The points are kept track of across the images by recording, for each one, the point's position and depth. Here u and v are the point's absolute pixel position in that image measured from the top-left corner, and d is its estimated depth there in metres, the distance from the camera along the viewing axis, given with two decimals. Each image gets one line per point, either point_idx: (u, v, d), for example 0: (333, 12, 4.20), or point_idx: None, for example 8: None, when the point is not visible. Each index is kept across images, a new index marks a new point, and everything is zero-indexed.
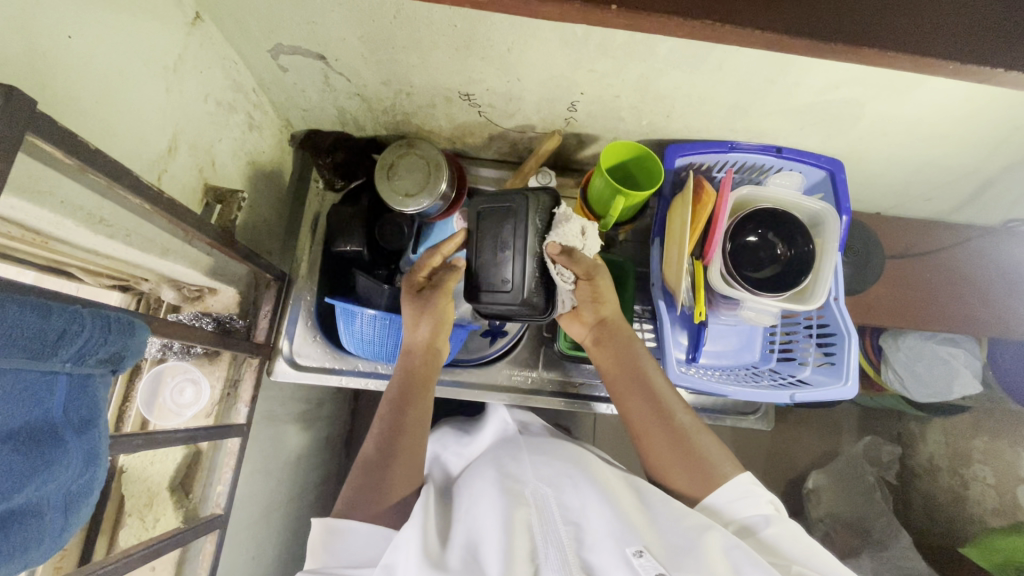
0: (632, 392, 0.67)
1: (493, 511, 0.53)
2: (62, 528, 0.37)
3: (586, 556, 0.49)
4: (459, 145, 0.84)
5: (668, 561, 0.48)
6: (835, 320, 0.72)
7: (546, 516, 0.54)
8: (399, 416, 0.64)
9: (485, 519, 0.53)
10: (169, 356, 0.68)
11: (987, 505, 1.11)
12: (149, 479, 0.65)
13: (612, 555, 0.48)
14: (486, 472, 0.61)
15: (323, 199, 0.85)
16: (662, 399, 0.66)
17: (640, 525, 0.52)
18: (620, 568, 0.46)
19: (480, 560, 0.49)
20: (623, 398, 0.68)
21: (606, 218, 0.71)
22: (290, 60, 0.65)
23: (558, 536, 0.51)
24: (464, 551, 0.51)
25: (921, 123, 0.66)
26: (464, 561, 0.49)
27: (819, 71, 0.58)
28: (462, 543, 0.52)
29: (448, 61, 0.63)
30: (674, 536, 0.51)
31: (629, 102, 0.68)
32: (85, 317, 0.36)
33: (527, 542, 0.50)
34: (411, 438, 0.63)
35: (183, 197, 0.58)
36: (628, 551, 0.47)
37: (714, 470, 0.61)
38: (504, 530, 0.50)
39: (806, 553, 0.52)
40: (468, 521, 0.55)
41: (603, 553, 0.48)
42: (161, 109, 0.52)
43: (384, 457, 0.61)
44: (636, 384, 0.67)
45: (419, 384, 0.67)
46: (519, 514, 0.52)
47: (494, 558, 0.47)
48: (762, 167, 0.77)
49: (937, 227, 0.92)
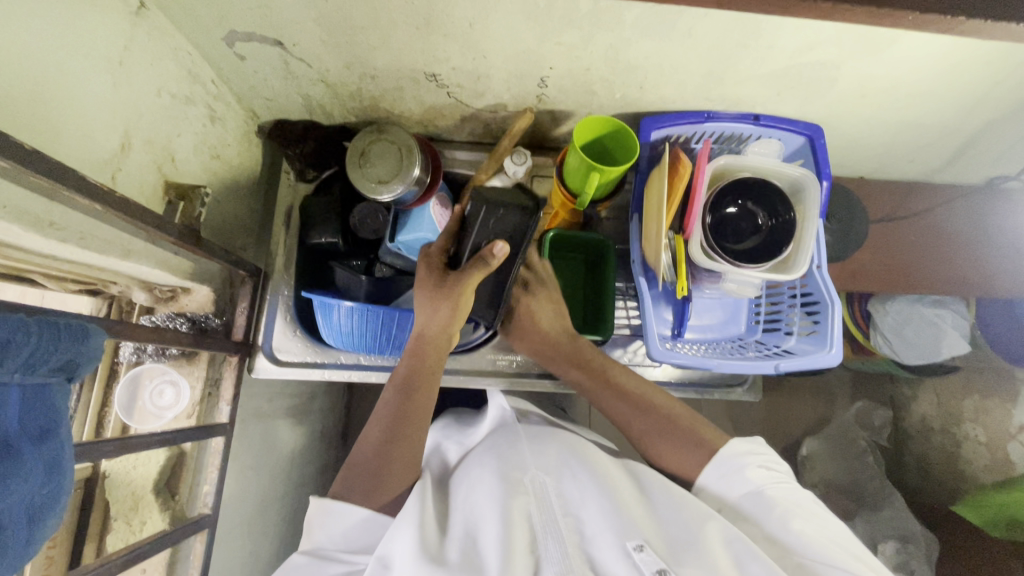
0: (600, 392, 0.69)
1: (491, 500, 0.53)
2: (28, 540, 0.37)
3: (588, 548, 0.49)
4: (431, 128, 0.81)
5: (670, 556, 0.49)
6: (819, 288, 0.71)
7: (546, 505, 0.53)
8: (402, 404, 0.63)
9: (484, 509, 0.52)
10: (145, 359, 0.68)
11: (979, 462, 1.12)
12: (133, 483, 0.64)
13: (612, 549, 0.48)
14: (485, 458, 0.61)
15: (295, 191, 0.82)
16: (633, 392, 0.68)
17: (640, 517, 0.52)
18: (622, 564, 0.47)
19: (478, 552, 0.49)
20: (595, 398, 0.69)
21: (582, 196, 0.70)
22: (246, 47, 0.62)
23: (558, 526, 0.51)
24: (463, 541, 0.51)
25: (899, 83, 0.64)
26: (463, 553, 0.49)
27: (791, 33, 0.56)
28: (461, 533, 0.52)
29: (409, 40, 0.61)
30: (674, 529, 0.52)
31: (601, 75, 0.66)
32: (31, 324, 0.35)
33: (526, 534, 0.50)
34: (414, 425, 0.62)
35: (142, 197, 0.56)
36: (629, 545, 0.48)
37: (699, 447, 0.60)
38: (502, 523, 0.50)
39: (807, 542, 0.50)
40: (465, 509, 0.55)
41: (603, 546, 0.49)
42: (109, 105, 0.50)
43: (383, 443, 0.60)
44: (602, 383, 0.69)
45: (423, 367, 0.65)
46: (518, 504, 0.52)
47: (493, 553, 0.48)
48: (739, 136, 0.75)
49: (921, 189, 0.90)
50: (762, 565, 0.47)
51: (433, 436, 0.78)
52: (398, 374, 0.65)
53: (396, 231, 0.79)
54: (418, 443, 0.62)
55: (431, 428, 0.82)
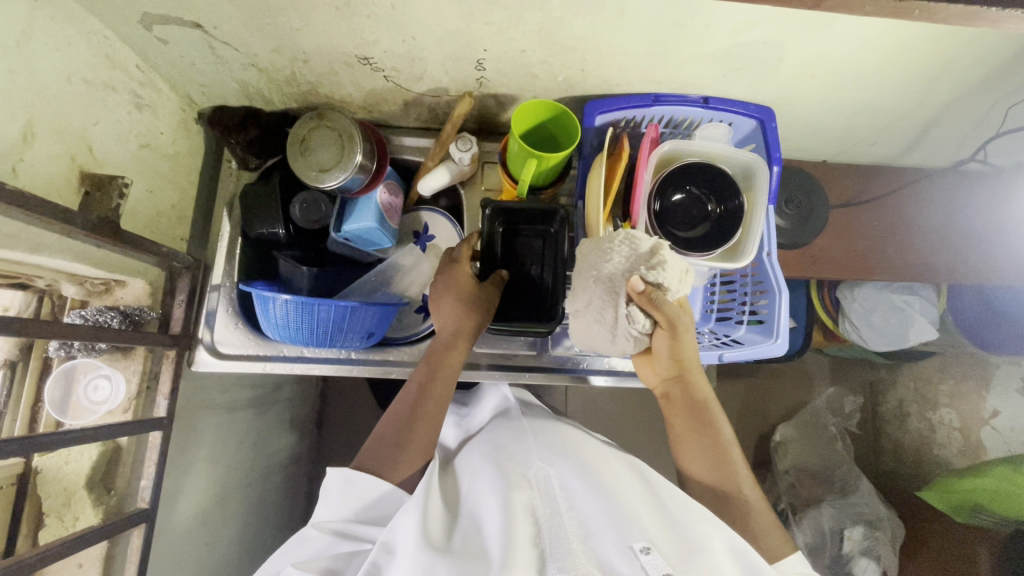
0: (700, 448, 0.66)
1: (495, 497, 0.53)
2: None
3: (590, 545, 0.48)
4: (376, 113, 0.79)
5: (678, 561, 0.47)
6: (767, 276, 0.70)
7: (549, 501, 0.53)
8: (426, 385, 0.67)
9: (487, 502, 0.53)
10: (76, 354, 0.66)
11: (952, 447, 1.11)
12: (64, 480, 0.63)
13: (615, 548, 0.47)
14: (490, 454, 0.62)
15: (238, 180, 0.82)
16: (732, 464, 0.64)
17: (644, 518, 0.51)
18: (625, 561, 0.45)
19: (480, 546, 0.49)
20: (688, 451, 0.67)
21: (521, 184, 0.67)
22: (166, 30, 0.60)
23: (561, 523, 0.50)
24: (465, 535, 0.51)
25: (846, 63, 0.62)
26: (465, 542, 0.50)
27: (726, 11, 0.54)
28: (463, 530, 0.52)
29: (332, 22, 0.58)
30: (681, 531, 0.51)
31: (538, 57, 0.63)
32: None
33: (529, 528, 0.49)
34: (433, 409, 0.66)
35: (52, 188, 0.54)
36: (635, 547, 0.46)
37: (766, 543, 0.60)
38: (505, 516, 0.50)
39: None
40: (471, 505, 0.55)
41: (605, 544, 0.47)
42: (7, 93, 0.48)
43: (407, 420, 0.64)
44: (707, 441, 0.66)
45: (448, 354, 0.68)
46: (519, 498, 0.53)
47: (495, 545, 0.47)
48: (689, 120, 0.73)
49: (885, 172, 0.88)
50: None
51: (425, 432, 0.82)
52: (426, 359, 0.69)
53: (342, 221, 0.78)
54: (436, 424, 0.65)
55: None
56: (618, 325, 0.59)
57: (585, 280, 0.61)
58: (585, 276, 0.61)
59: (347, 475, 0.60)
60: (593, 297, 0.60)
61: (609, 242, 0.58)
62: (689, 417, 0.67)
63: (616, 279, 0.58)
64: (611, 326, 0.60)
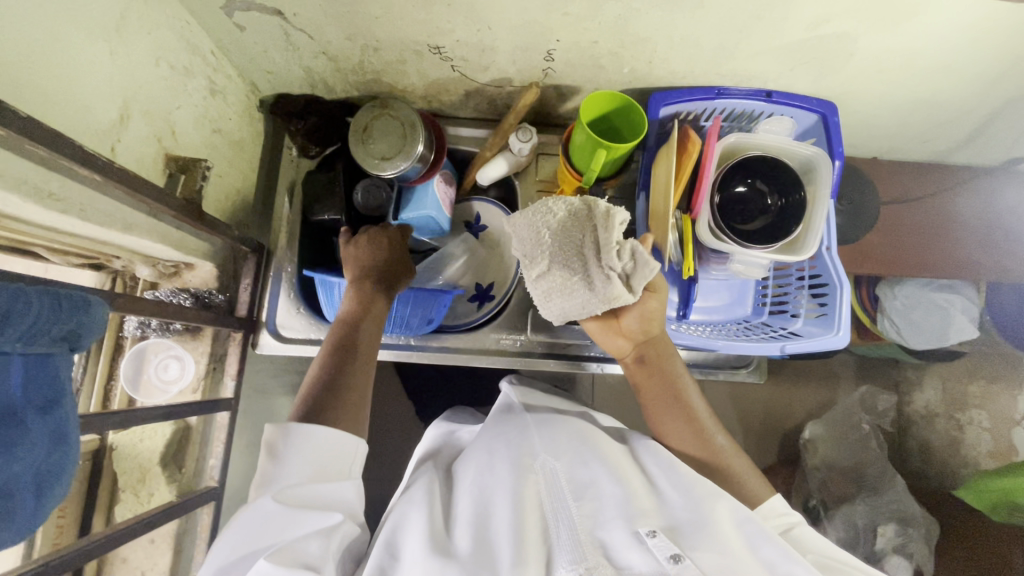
0: (671, 410, 0.65)
1: (502, 492, 0.52)
2: (36, 509, 0.37)
3: (599, 533, 0.48)
4: (435, 104, 0.80)
5: (683, 541, 0.48)
6: (827, 270, 0.71)
7: (556, 489, 0.52)
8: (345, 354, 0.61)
9: (495, 497, 0.52)
10: (149, 334, 0.68)
11: (982, 448, 1.11)
12: (139, 455, 0.65)
13: (623, 533, 0.47)
14: (496, 444, 0.59)
15: (298, 167, 0.82)
16: (704, 422, 0.64)
17: (650, 503, 0.51)
18: (634, 549, 0.46)
19: (489, 539, 0.49)
20: (659, 415, 0.66)
21: (589, 174, 0.68)
22: (246, 17, 0.61)
23: (569, 513, 0.50)
24: (473, 527, 0.50)
25: (915, 57, 0.62)
26: (475, 540, 0.49)
27: (807, 3, 0.54)
28: (469, 519, 0.51)
29: (412, 10, 0.59)
30: (686, 511, 0.51)
31: (609, 49, 0.64)
32: (30, 294, 0.34)
33: (538, 521, 0.50)
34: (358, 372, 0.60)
35: (142, 168, 0.55)
36: (642, 532, 0.48)
37: (748, 494, 0.60)
38: (514, 510, 0.50)
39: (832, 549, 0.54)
40: (473, 494, 0.54)
41: (615, 531, 0.48)
42: (107, 76, 0.49)
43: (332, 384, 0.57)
44: (676, 402, 0.65)
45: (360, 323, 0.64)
46: (526, 491, 0.51)
47: (505, 541, 0.47)
48: (751, 113, 0.74)
49: (935, 170, 0.88)
50: (775, 549, 0.49)
51: (439, 429, 0.78)
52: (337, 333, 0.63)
53: (399, 208, 0.78)
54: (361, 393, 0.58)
55: (436, 421, 0.83)
56: (591, 277, 0.56)
57: (534, 249, 0.58)
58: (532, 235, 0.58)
59: (296, 439, 0.50)
60: (555, 268, 0.57)
61: (534, 207, 0.59)
62: (663, 382, 0.66)
63: (570, 231, 0.57)
64: (586, 280, 0.56)
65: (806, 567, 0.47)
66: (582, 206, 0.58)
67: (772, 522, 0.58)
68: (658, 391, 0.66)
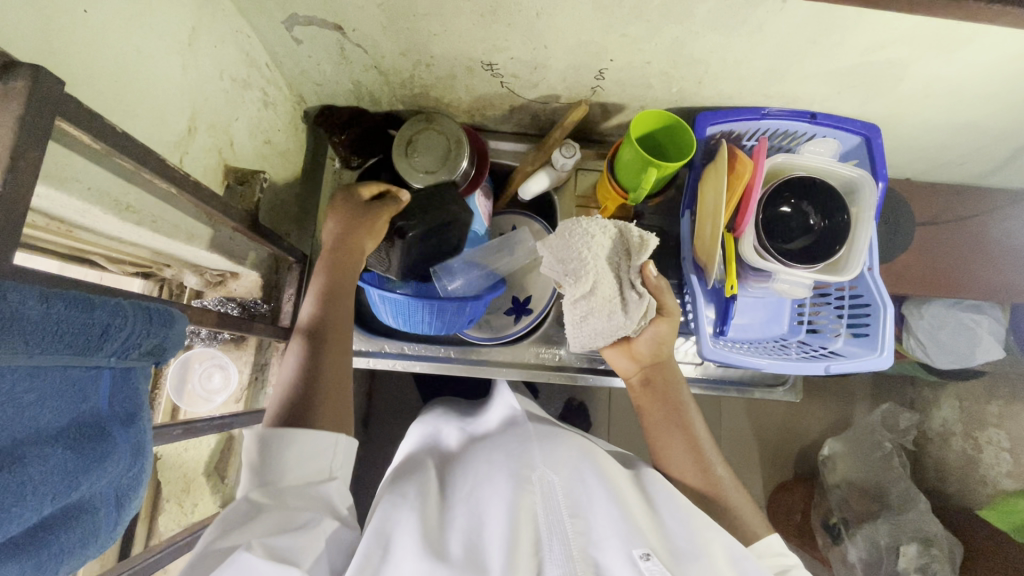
0: (674, 434, 0.64)
1: (500, 502, 0.51)
2: (116, 521, 0.37)
3: (591, 553, 0.48)
4: (478, 117, 0.81)
5: (674, 564, 0.47)
6: (869, 291, 0.71)
7: (553, 505, 0.52)
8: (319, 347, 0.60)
9: (491, 509, 0.51)
10: (195, 343, 0.67)
11: (1001, 469, 1.10)
12: (184, 466, 0.65)
13: (617, 554, 0.47)
14: (495, 456, 0.60)
15: (339, 178, 0.84)
16: (706, 451, 0.64)
17: (646, 524, 0.51)
18: (625, 568, 0.45)
19: (482, 552, 0.48)
20: (663, 439, 0.65)
21: (637, 191, 0.69)
22: (305, 31, 0.61)
23: (564, 528, 0.50)
24: (468, 538, 0.49)
25: (965, 83, 0.63)
26: (467, 549, 0.48)
27: (866, 29, 0.55)
28: (463, 529, 0.51)
29: (472, 28, 0.59)
30: (679, 537, 0.51)
31: (660, 69, 0.65)
32: (126, 309, 0.34)
33: (531, 533, 0.49)
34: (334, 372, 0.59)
35: (204, 180, 0.56)
36: (634, 553, 0.46)
37: (749, 528, 0.59)
38: (509, 522, 0.48)
39: None
40: (470, 504, 0.53)
41: (608, 551, 0.47)
42: (179, 89, 0.50)
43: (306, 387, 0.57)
44: (679, 426, 0.64)
45: (336, 309, 0.63)
46: (524, 503, 0.51)
47: (497, 554, 0.46)
48: (794, 133, 0.74)
49: (968, 192, 0.89)
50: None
51: (425, 428, 0.77)
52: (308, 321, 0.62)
53: None
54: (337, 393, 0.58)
55: (418, 421, 0.80)
56: (628, 304, 0.61)
57: (578, 268, 0.58)
58: (578, 253, 0.58)
59: (275, 446, 0.50)
60: (596, 291, 0.60)
61: (573, 229, 0.59)
62: (668, 408, 0.66)
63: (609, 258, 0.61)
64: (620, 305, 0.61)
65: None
66: (616, 231, 0.61)
67: (767, 560, 0.57)
68: (662, 414, 0.66)
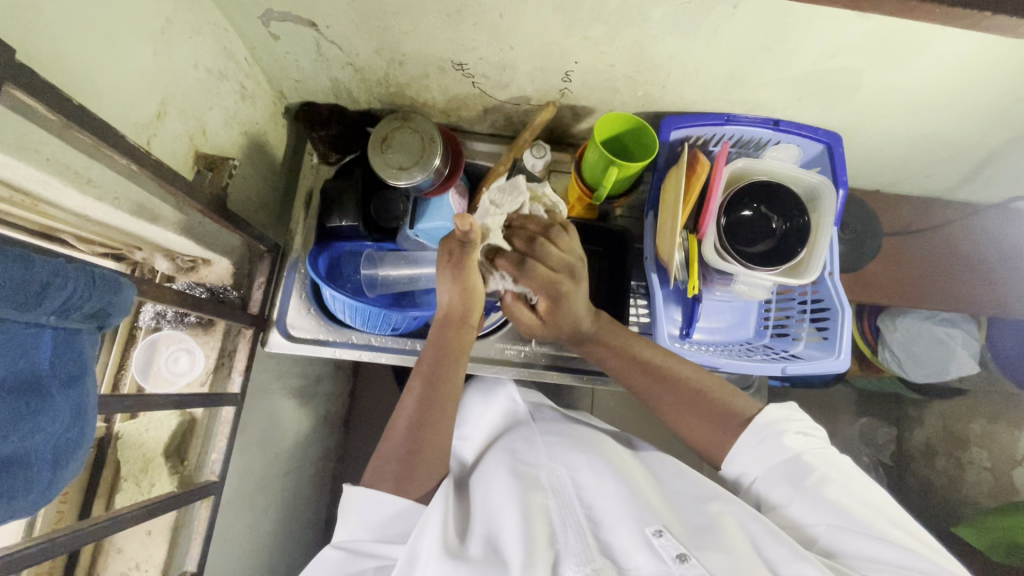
0: (650, 377, 0.66)
1: (507, 496, 0.54)
2: (51, 479, 0.38)
3: (604, 538, 0.51)
4: (454, 118, 0.83)
5: (689, 541, 0.50)
6: (829, 295, 0.72)
7: (563, 501, 0.55)
8: (429, 391, 0.61)
9: (502, 504, 0.53)
10: (163, 325, 0.69)
11: (981, 487, 1.08)
12: (144, 446, 0.65)
13: (633, 535, 0.49)
14: (500, 454, 0.61)
15: (317, 172, 0.85)
16: (667, 365, 0.65)
17: (656, 503, 0.53)
18: (642, 550, 0.48)
19: (499, 548, 0.49)
20: (649, 388, 0.65)
21: (601, 189, 0.71)
22: (281, 27, 0.63)
23: (575, 517, 0.53)
24: (484, 540, 0.51)
25: (917, 94, 0.65)
26: (483, 548, 0.50)
27: (815, 37, 0.57)
28: (481, 532, 0.52)
29: (440, 28, 0.62)
30: (693, 516, 0.53)
31: (624, 72, 0.67)
32: (68, 270, 0.36)
33: (545, 526, 0.51)
34: (441, 415, 0.61)
35: (174, 163, 0.58)
36: (648, 531, 0.49)
37: (738, 411, 0.61)
38: (523, 518, 0.50)
39: (835, 513, 0.52)
40: (484, 507, 0.55)
41: (622, 534, 0.50)
42: (149, 74, 0.52)
43: (412, 438, 0.58)
44: (640, 364, 0.66)
45: (449, 357, 0.64)
46: (536, 499, 0.53)
47: (515, 545, 0.48)
48: (758, 141, 0.76)
49: (935, 205, 0.90)
50: (784, 548, 0.47)
51: None
52: (424, 364, 0.63)
53: (415, 219, 0.80)
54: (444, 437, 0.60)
55: None
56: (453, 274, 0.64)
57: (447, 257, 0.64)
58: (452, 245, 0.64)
59: (367, 505, 0.55)
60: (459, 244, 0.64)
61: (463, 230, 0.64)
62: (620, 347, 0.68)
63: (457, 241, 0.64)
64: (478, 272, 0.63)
65: (812, 564, 0.45)
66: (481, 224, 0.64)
67: (762, 429, 0.58)
68: (631, 367, 0.67)
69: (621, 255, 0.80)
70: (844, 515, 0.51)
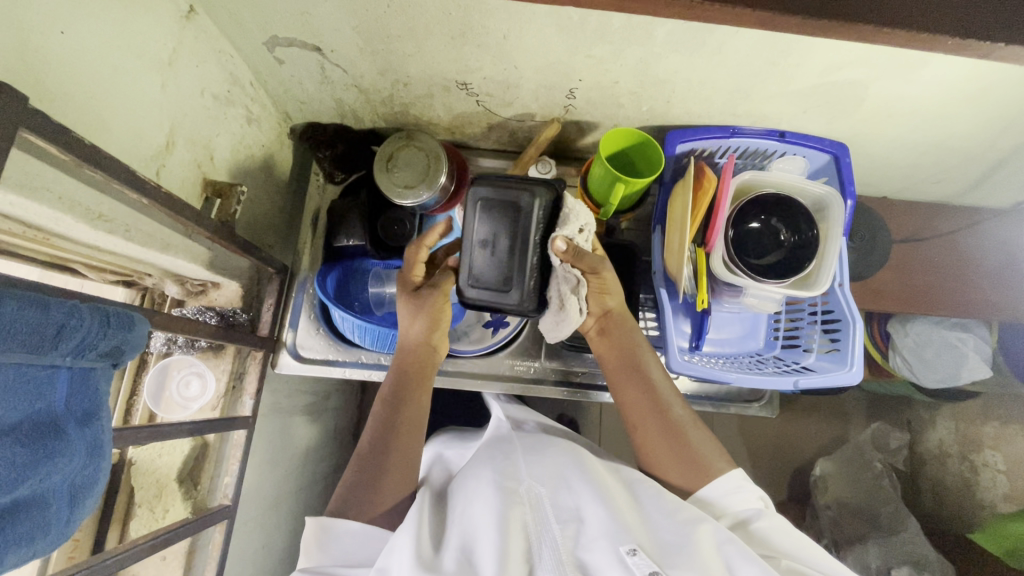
0: (634, 382, 0.67)
1: (486, 509, 0.51)
2: (68, 518, 0.38)
3: (581, 554, 0.48)
4: (458, 135, 0.83)
5: (660, 558, 0.47)
6: (840, 306, 0.71)
7: (540, 516, 0.52)
8: (391, 415, 0.65)
9: (478, 521, 0.51)
10: (174, 350, 0.69)
11: (998, 491, 1.05)
12: (157, 472, 0.66)
13: (605, 553, 0.47)
14: (482, 467, 0.60)
15: (323, 192, 0.85)
16: (664, 394, 0.66)
17: (632, 522, 0.51)
18: (614, 566, 0.45)
19: (474, 562, 0.47)
20: (625, 387, 0.68)
21: (607, 206, 0.71)
22: (286, 52, 0.64)
23: (552, 534, 0.50)
24: (458, 553, 0.49)
25: (924, 104, 0.65)
26: (457, 563, 0.47)
27: (821, 52, 0.57)
28: (457, 545, 0.50)
29: (444, 50, 0.62)
30: (666, 534, 0.51)
31: (628, 89, 0.67)
32: (84, 312, 0.36)
33: (522, 543, 0.48)
34: (403, 443, 0.63)
35: (182, 192, 0.58)
36: (622, 549, 0.46)
37: (709, 465, 0.61)
38: (498, 530, 0.48)
39: (797, 546, 0.53)
40: (461, 520, 0.53)
41: (596, 552, 0.47)
42: (157, 106, 0.52)
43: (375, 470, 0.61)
44: (637, 373, 0.67)
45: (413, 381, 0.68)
46: (514, 512, 0.51)
47: (488, 559, 0.46)
48: (764, 152, 0.76)
49: (944, 211, 0.89)
50: (754, 568, 0.46)
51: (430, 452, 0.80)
52: (387, 388, 0.68)
53: (422, 236, 0.80)
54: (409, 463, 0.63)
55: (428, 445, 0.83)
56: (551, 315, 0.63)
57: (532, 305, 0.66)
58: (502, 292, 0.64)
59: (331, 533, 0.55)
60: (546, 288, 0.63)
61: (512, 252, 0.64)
62: (621, 352, 0.69)
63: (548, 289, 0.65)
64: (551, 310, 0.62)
65: None
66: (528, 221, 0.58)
67: (730, 494, 0.58)
68: (618, 362, 0.68)
69: (630, 270, 0.80)
70: (806, 552, 0.53)
